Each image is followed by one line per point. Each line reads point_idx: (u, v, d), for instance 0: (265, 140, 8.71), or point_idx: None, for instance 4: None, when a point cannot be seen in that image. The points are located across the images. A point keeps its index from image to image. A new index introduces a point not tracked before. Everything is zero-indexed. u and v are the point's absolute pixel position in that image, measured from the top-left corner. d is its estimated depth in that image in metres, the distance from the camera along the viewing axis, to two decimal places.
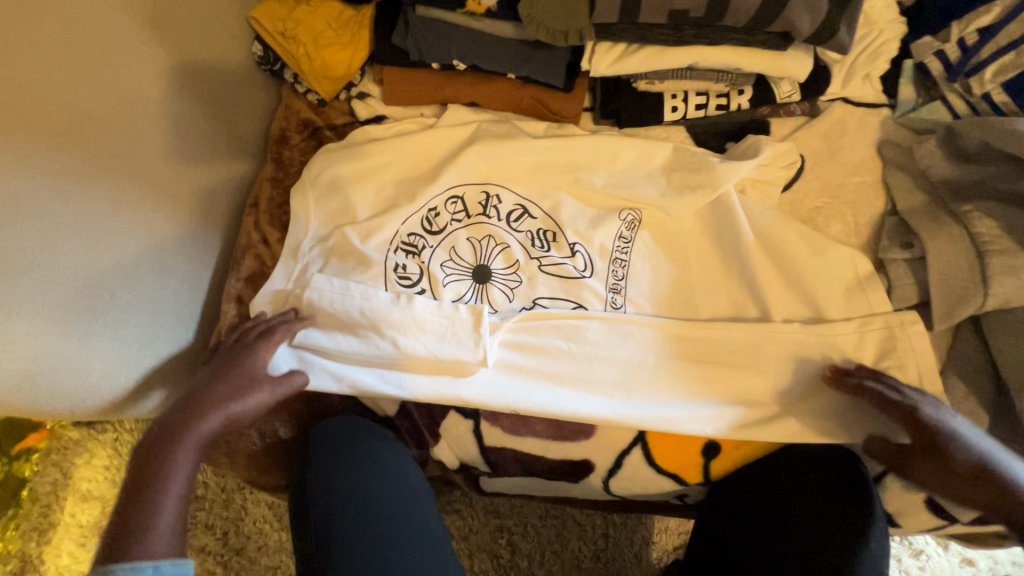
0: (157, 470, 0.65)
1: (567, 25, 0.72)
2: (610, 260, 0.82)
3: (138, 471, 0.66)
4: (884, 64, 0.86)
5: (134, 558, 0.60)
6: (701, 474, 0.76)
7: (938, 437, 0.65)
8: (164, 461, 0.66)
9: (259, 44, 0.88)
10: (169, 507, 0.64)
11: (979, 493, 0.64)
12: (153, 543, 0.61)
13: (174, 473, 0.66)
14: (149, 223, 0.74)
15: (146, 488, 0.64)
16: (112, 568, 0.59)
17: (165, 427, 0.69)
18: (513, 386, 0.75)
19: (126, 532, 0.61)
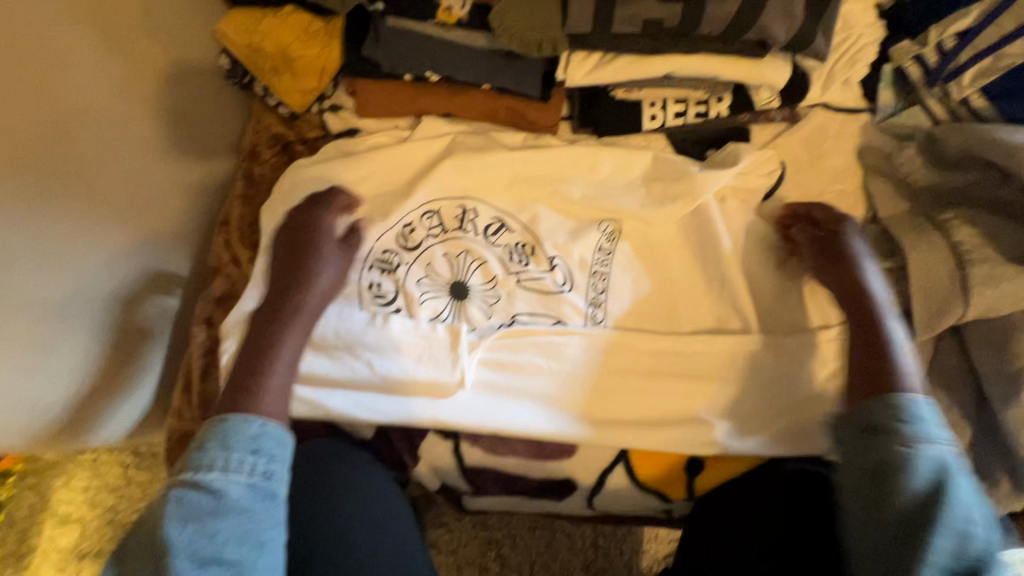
0: (265, 350, 0.70)
1: (541, 34, 0.70)
2: (590, 273, 0.80)
3: (249, 352, 0.70)
4: (863, 68, 0.84)
5: (251, 413, 0.64)
6: (685, 488, 0.75)
7: (859, 291, 0.72)
8: (274, 341, 0.71)
9: (226, 57, 0.83)
10: (276, 383, 0.69)
11: (864, 377, 0.68)
12: (267, 404, 0.66)
13: (280, 348, 0.71)
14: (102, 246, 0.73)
15: (253, 368, 0.69)
16: (228, 420, 0.62)
17: (262, 313, 0.74)
18: (493, 406, 0.74)
19: (244, 392, 0.66)
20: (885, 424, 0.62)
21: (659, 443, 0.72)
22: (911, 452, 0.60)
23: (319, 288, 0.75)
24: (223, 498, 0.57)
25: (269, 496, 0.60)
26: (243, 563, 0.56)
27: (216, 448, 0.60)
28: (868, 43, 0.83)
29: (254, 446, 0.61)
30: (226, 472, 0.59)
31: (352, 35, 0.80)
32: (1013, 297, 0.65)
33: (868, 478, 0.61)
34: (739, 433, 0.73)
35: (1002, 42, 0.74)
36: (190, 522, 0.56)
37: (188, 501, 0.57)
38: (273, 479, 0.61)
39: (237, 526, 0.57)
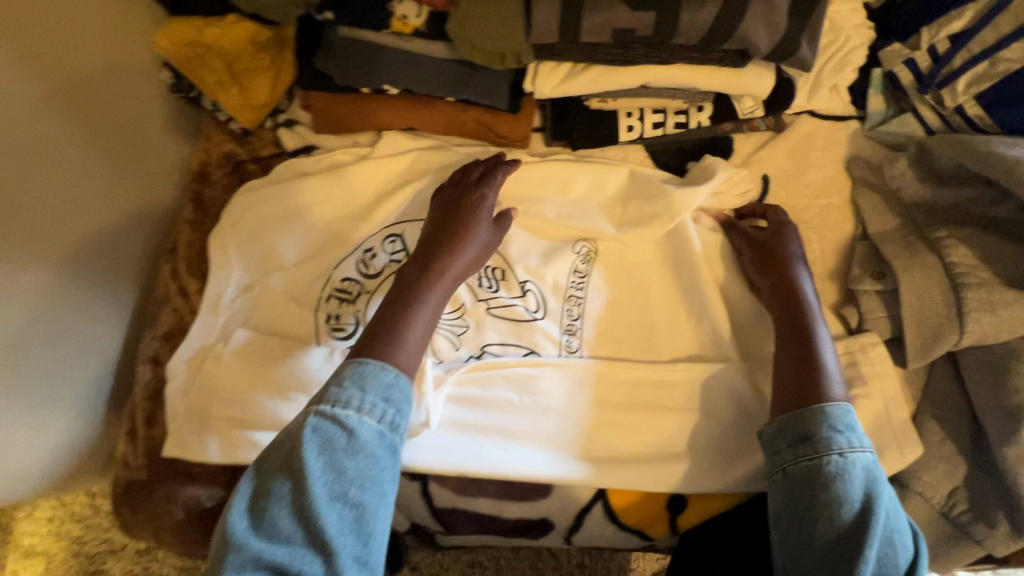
0: (408, 303, 0.66)
1: (503, 45, 0.65)
2: (564, 297, 0.75)
3: (393, 300, 0.66)
4: (852, 73, 0.79)
5: (384, 361, 0.62)
6: (667, 525, 0.72)
7: (790, 291, 0.69)
8: (417, 293, 0.67)
9: (169, 71, 0.77)
10: (416, 336, 0.65)
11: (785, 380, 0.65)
12: (401, 355, 0.63)
13: (425, 301, 0.67)
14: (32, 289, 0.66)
15: (403, 319, 0.65)
16: (367, 365, 0.61)
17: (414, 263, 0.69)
18: (460, 447, 0.69)
19: (379, 339, 0.63)
20: (816, 433, 0.60)
21: (638, 482, 0.68)
22: (841, 462, 0.59)
23: (470, 249, 0.70)
24: (355, 439, 0.58)
25: (390, 445, 0.60)
26: (367, 503, 0.58)
27: (352, 387, 0.60)
28: (856, 46, 0.78)
29: (387, 395, 0.60)
30: (359, 413, 0.59)
31: (302, 48, 0.77)
32: (1010, 324, 0.61)
33: (800, 491, 0.59)
34: (722, 468, 0.69)
35: (997, 46, 0.69)
36: (324, 454, 0.57)
37: (322, 432, 0.58)
38: (397, 431, 0.61)
39: (362, 468, 0.58)
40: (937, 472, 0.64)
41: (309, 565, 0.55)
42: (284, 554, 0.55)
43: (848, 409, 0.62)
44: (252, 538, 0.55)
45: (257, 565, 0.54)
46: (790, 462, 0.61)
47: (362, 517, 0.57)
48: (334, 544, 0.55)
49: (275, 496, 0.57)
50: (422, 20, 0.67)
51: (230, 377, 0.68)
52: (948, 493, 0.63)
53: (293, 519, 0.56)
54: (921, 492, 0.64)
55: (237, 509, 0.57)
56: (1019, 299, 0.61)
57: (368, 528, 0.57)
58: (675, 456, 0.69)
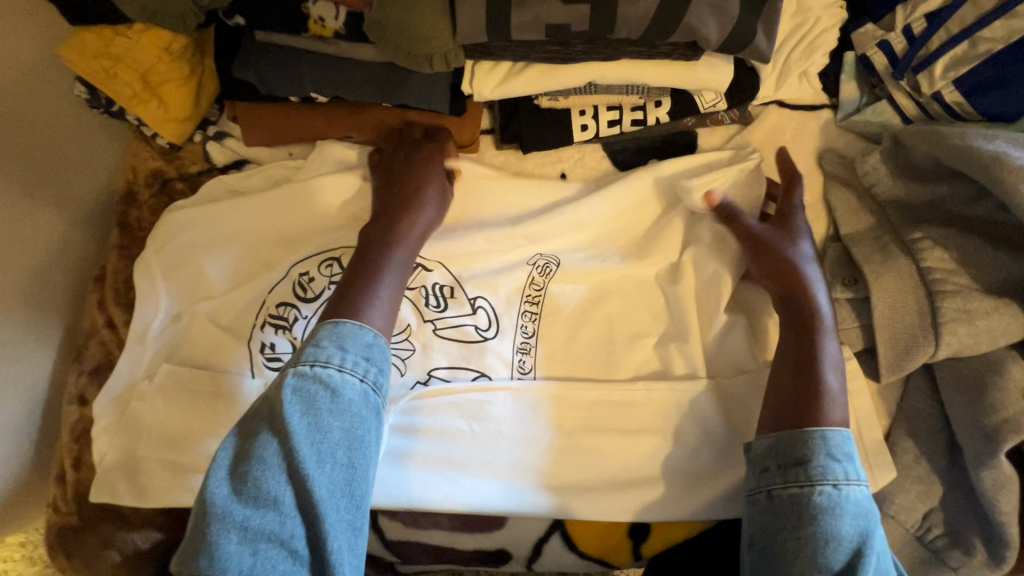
0: (372, 263, 0.63)
1: (429, 48, 0.59)
2: (517, 313, 0.70)
3: (359, 263, 0.63)
4: (823, 57, 0.72)
5: (361, 320, 0.59)
6: (630, 553, 0.68)
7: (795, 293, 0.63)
8: (385, 249, 0.63)
9: (82, 85, 0.71)
10: (388, 294, 0.62)
11: (783, 398, 0.58)
12: (377, 315, 0.60)
13: (391, 259, 0.63)
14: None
15: (371, 279, 0.62)
16: (342, 322, 0.58)
17: (375, 224, 0.66)
18: (406, 479, 0.65)
19: (350, 301, 0.60)
20: (810, 459, 0.54)
21: (598, 511, 0.65)
22: (834, 496, 0.53)
23: (428, 209, 0.67)
24: (339, 398, 0.55)
25: (376, 406, 0.58)
26: (358, 465, 0.55)
27: (330, 343, 0.57)
28: (827, 28, 0.71)
29: (367, 354, 0.58)
30: (342, 370, 0.56)
31: (220, 52, 0.69)
32: (989, 336, 0.56)
33: (783, 518, 0.53)
34: (685, 493, 0.66)
35: (977, 25, 0.63)
36: (307, 414, 0.54)
37: (303, 393, 0.54)
38: (382, 392, 0.58)
39: (349, 428, 0.55)
40: (911, 494, 0.60)
41: (299, 529, 0.52)
42: (272, 519, 0.52)
43: (846, 435, 0.57)
44: (234, 505, 0.51)
45: (242, 534, 0.50)
46: (778, 485, 0.55)
47: (354, 478, 0.55)
48: (325, 508, 0.52)
49: (260, 459, 0.53)
50: (340, 21, 0.61)
51: (157, 416, 0.65)
52: (923, 517, 0.60)
53: (282, 480, 0.52)
54: (895, 516, 0.61)
55: (218, 476, 0.52)
56: (997, 308, 0.57)
57: (360, 490, 0.55)
58: (637, 482, 0.66)
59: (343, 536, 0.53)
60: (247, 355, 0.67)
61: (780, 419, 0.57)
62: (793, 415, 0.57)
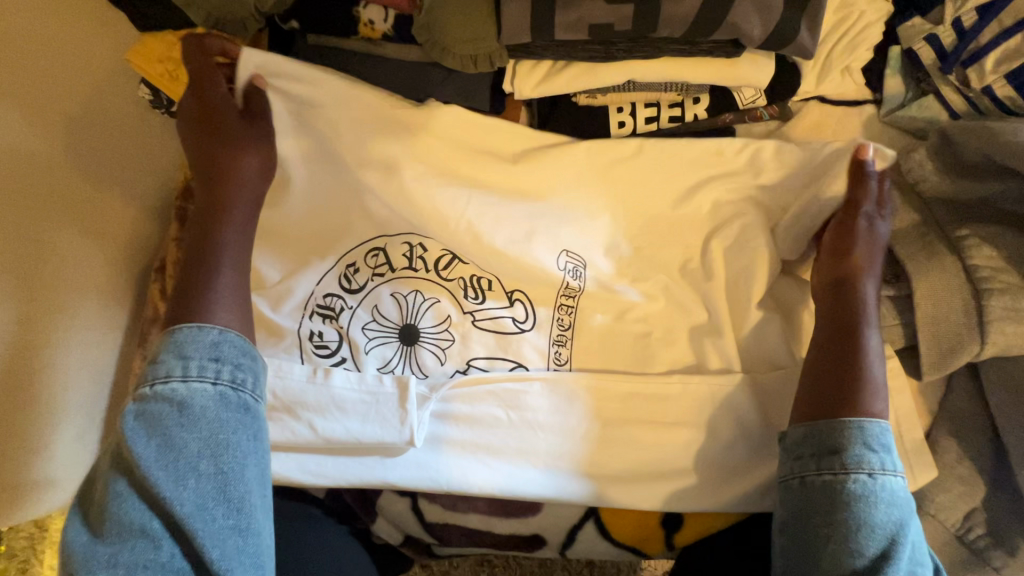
0: (205, 259, 0.62)
1: (474, 48, 0.61)
2: (554, 306, 0.72)
3: (190, 261, 0.62)
4: (867, 52, 0.71)
5: (202, 321, 0.59)
6: (663, 542, 0.70)
7: (849, 284, 0.63)
8: (211, 242, 0.63)
9: (146, 87, 0.74)
10: (230, 282, 0.62)
11: (823, 383, 0.59)
12: (221, 310, 0.60)
13: (228, 238, 0.64)
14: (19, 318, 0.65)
15: (206, 275, 0.61)
16: (179, 331, 0.58)
17: (206, 202, 0.65)
18: (446, 465, 0.68)
19: (187, 303, 0.60)
20: (845, 448, 0.55)
21: (634, 501, 0.67)
22: (870, 485, 0.54)
23: (247, 176, 0.65)
24: (189, 410, 0.55)
25: (238, 404, 0.57)
26: (228, 468, 0.56)
27: (171, 358, 0.57)
28: (873, 21, 0.70)
29: (216, 354, 0.58)
30: (186, 381, 0.56)
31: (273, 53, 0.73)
32: None
33: (816, 505, 0.55)
34: (720, 486, 0.67)
35: None
36: (154, 436, 0.54)
37: (146, 417, 0.55)
38: (242, 388, 0.58)
39: (208, 436, 0.55)
40: (952, 493, 0.62)
41: (175, 548, 0.54)
42: (148, 547, 0.53)
43: (887, 428, 0.57)
44: (98, 547, 0.52)
45: (115, 568, 0.52)
46: (811, 472, 0.56)
47: (224, 483, 0.55)
48: (193, 522, 0.53)
49: (116, 493, 0.53)
50: (389, 24, 0.64)
51: None
52: (964, 517, 0.62)
53: (142, 508, 0.53)
54: (935, 515, 0.63)
55: (75, 529, 0.54)
56: None
57: (236, 493, 0.56)
58: (674, 475, 0.67)
59: (228, 540, 0.55)
60: (288, 341, 0.71)
61: (814, 406, 0.58)
62: (827, 404, 0.58)
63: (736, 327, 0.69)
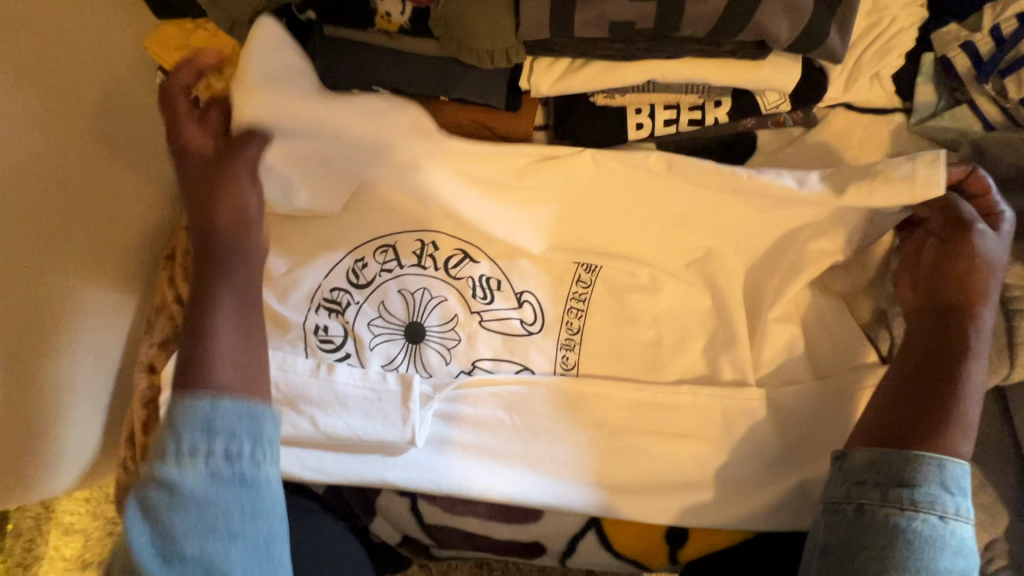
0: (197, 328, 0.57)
1: (492, 43, 0.60)
2: (563, 310, 0.71)
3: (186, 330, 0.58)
4: (898, 59, 0.69)
5: (197, 387, 0.53)
6: (667, 556, 0.67)
7: (951, 311, 0.59)
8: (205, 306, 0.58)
9: (164, 75, 0.73)
10: (228, 343, 0.57)
11: (903, 406, 0.57)
12: (219, 373, 0.55)
13: (221, 294, 0.59)
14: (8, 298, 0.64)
15: (203, 338, 0.56)
16: (173, 399, 0.53)
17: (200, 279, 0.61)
18: (448, 466, 0.67)
19: (183, 378, 0.54)
20: (917, 485, 0.53)
21: (639, 512, 0.65)
22: (938, 527, 0.52)
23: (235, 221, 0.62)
24: (183, 496, 0.50)
25: (239, 489, 0.52)
26: (225, 565, 0.50)
27: (168, 427, 0.52)
28: (906, 28, 0.68)
29: (208, 423, 0.52)
30: (181, 454, 0.51)
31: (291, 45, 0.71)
32: None
33: (873, 536, 0.53)
34: (729, 502, 0.64)
35: None
36: (151, 528, 0.50)
37: (144, 503, 0.50)
38: (242, 463, 0.52)
39: (204, 526, 0.50)
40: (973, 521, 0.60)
41: None
42: None
43: (964, 469, 0.55)
44: None
45: None
46: (874, 503, 0.54)
47: None
48: None
49: None
50: (406, 17, 0.63)
51: None
52: (984, 547, 0.60)
53: None
54: None
55: None
56: None
57: None
58: (684, 489, 0.65)
59: None
60: (293, 334, 0.70)
61: (889, 428, 0.56)
62: (906, 430, 0.56)
63: (749, 337, 0.68)
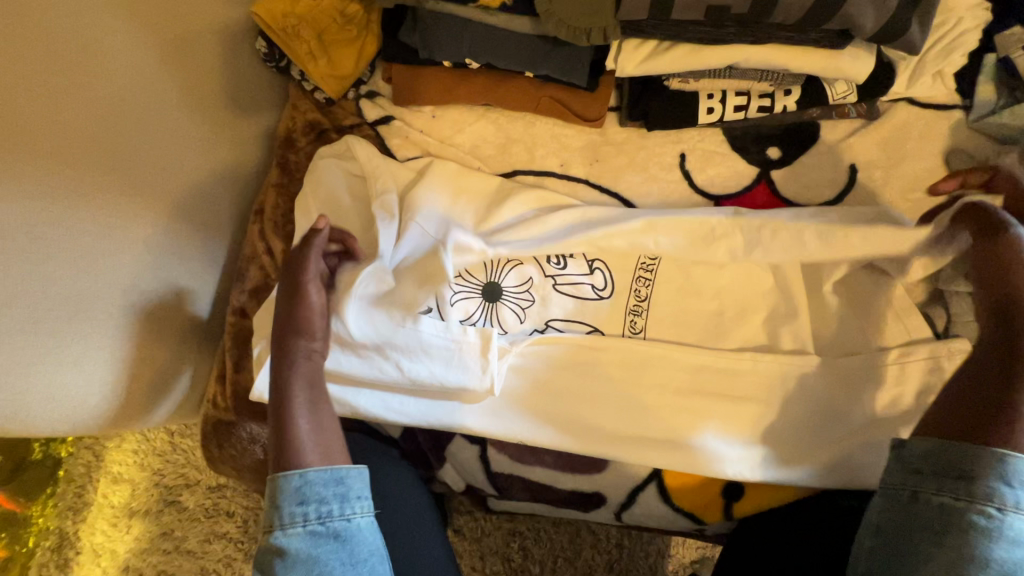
0: (285, 385, 0.62)
1: (590, 21, 0.64)
2: (632, 278, 0.75)
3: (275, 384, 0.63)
4: (960, 58, 0.75)
5: (290, 466, 0.58)
6: (722, 511, 0.72)
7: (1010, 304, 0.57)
8: (287, 365, 0.63)
9: (263, 40, 0.81)
10: (308, 431, 0.60)
11: (965, 404, 0.55)
12: (307, 452, 0.59)
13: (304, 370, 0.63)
14: (137, 233, 0.71)
15: (291, 415, 0.61)
16: (272, 480, 0.58)
17: (278, 336, 0.64)
18: (520, 415, 0.72)
19: (277, 448, 0.59)
20: (977, 477, 0.52)
21: (702, 469, 0.68)
22: (996, 519, 0.51)
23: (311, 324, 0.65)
24: (289, 555, 0.56)
25: (327, 505, 0.57)
26: None
27: (272, 510, 0.58)
28: (969, 29, 0.74)
29: (301, 497, 0.57)
30: (286, 533, 0.56)
31: (389, 21, 0.78)
32: None
33: (926, 521, 0.54)
34: (787, 461, 0.69)
35: None
36: (271, 555, 0.57)
37: (267, 559, 0.57)
38: (330, 519, 0.57)
39: (308, 551, 0.56)
40: None
41: None
42: None
43: None
44: None
45: None
46: (928, 490, 0.54)
47: None
48: None
49: None
50: None
51: None
52: None
53: None
54: None
55: None
56: None
57: None
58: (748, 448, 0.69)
59: None
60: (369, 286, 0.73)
61: (954, 424, 0.55)
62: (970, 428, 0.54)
63: (809, 310, 0.72)
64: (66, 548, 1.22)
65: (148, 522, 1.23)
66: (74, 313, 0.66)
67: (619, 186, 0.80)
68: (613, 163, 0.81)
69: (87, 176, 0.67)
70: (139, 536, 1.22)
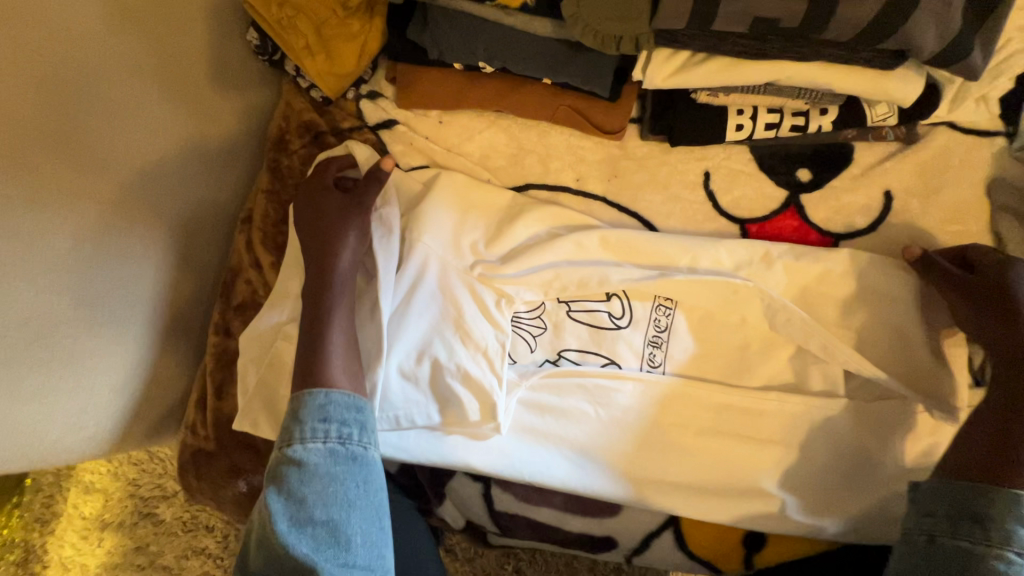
0: (318, 306, 0.64)
1: (621, 29, 0.58)
2: (652, 306, 0.70)
3: (308, 303, 0.64)
4: (1007, 82, 0.70)
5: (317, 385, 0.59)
6: (741, 559, 0.68)
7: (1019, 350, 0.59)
8: (322, 287, 0.65)
9: (255, 31, 0.73)
10: (341, 351, 0.62)
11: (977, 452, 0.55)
12: (336, 374, 0.60)
13: (337, 297, 0.65)
14: (107, 247, 0.64)
15: (321, 336, 0.62)
16: (298, 398, 0.58)
17: (316, 260, 0.66)
18: (528, 453, 0.67)
19: (306, 364, 0.60)
20: (991, 520, 0.51)
21: (719, 515, 0.65)
22: (1013, 563, 0.50)
23: (348, 252, 0.67)
24: (306, 468, 0.54)
25: (349, 427, 0.57)
26: (341, 505, 0.54)
27: (291, 424, 0.57)
28: None
29: (323, 415, 0.57)
30: (304, 447, 0.55)
31: (396, 18, 0.71)
32: None
33: (944, 566, 0.51)
34: (813, 510, 0.64)
35: None
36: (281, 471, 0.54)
37: (276, 475, 0.55)
38: (350, 442, 0.56)
39: (326, 466, 0.55)
40: None
41: None
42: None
43: None
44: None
45: None
46: (943, 533, 0.52)
47: (337, 523, 0.53)
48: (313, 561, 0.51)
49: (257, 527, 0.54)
50: None
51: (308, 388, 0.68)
52: None
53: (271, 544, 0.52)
54: None
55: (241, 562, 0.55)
56: None
57: (345, 534, 0.53)
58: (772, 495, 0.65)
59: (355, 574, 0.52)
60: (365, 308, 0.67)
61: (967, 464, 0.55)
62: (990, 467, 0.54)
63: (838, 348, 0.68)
64: (32, 561, 1.15)
65: (122, 535, 1.16)
66: (32, 337, 0.60)
67: (638, 206, 0.75)
68: (633, 180, 0.75)
69: (50, 185, 0.59)
70: (111, 551, 1.15)
